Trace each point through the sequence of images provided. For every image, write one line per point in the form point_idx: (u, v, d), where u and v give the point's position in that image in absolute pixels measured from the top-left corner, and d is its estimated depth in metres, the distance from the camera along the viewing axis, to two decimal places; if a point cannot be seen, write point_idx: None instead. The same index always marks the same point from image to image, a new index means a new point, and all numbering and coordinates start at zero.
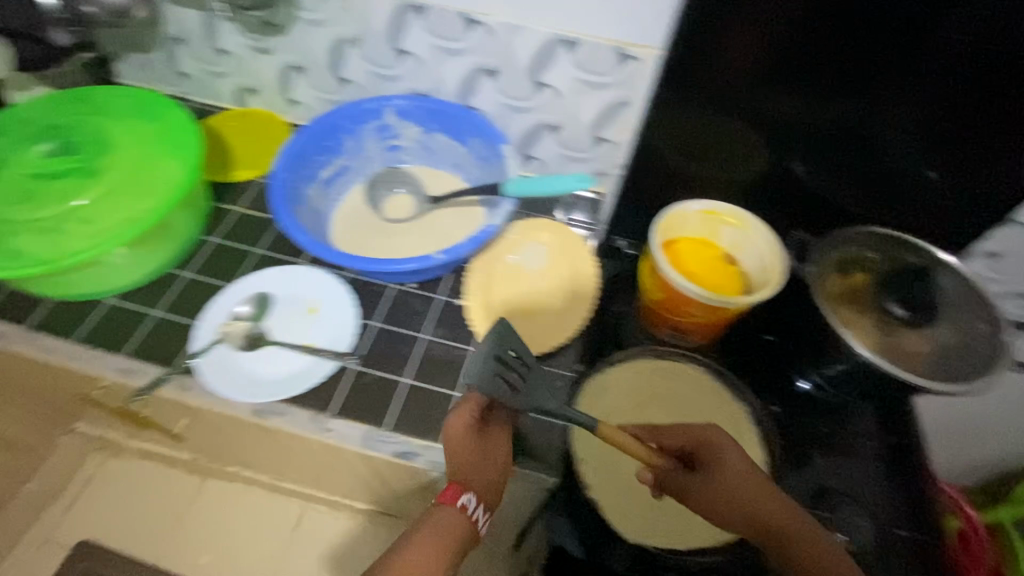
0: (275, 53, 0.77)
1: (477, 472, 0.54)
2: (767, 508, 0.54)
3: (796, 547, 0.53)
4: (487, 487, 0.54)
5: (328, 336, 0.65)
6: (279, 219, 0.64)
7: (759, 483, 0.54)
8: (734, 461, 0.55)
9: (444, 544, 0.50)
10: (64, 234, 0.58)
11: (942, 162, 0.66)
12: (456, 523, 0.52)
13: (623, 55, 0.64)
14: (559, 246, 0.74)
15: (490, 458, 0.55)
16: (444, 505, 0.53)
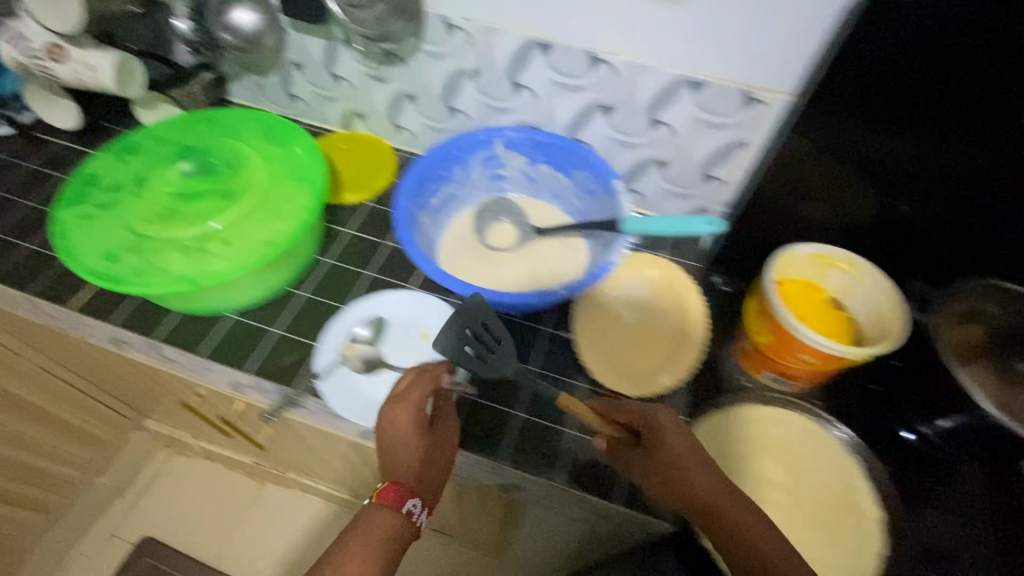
0: (390, 82, 0.79)
1: (412, 475, 0.56)
2: (703, 484, 0.54)
3: (732, 524, 0.52)
4: (430, 488, 0.57)
5: (442, 364, 0.66)
6: (405, 247, 0.66)
7: (700, 461, 0.55)
8: (678, 435, 0.56)
9: (380, 545, 0.54)
10: (206, 254, 0.60)
11: None
12: (395, 526, 0.54)
13: (749, 99, 0.64)
14: (665, 281, 0.72)
15: (433, 456, 0.57)
16: (386, 509, 0.55)
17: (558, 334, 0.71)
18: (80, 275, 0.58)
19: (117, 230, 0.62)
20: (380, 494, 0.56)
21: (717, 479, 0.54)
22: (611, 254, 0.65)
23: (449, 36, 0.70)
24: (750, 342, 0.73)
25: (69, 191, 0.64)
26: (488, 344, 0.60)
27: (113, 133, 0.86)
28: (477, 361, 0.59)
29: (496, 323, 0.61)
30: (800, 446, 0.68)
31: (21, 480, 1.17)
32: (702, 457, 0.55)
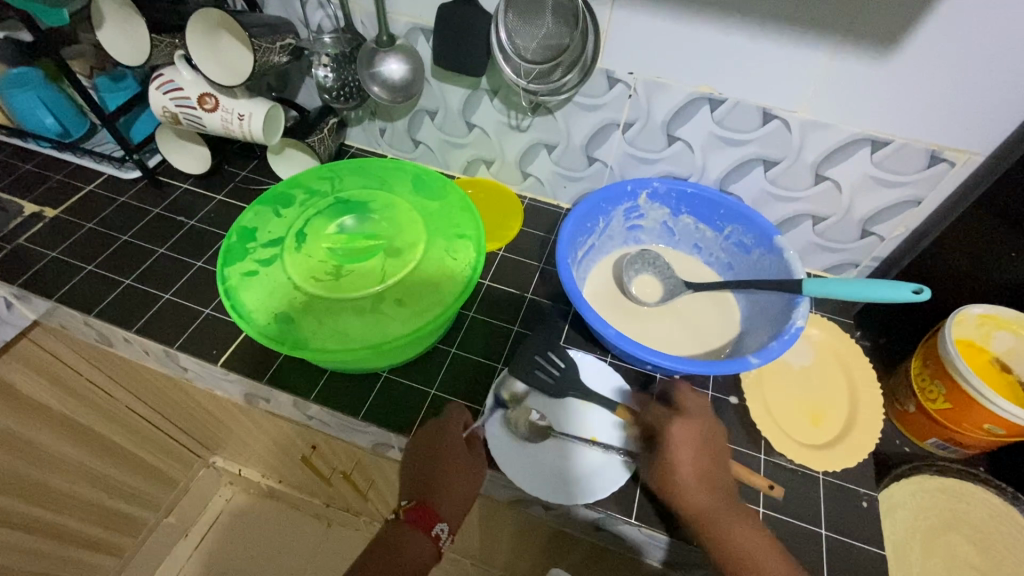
0: (529, 131, 0.77)
1: (444, 500, 0.57)
2: (697, 497, 0.53)
3: (723, 535, 0.52)
4: (457, 512, 0.57)
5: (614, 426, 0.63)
6: (578, 306, 0.62)
7: (701, 471, 0.55)
8: (688, 450, 0.55)
9: (405, 568, 0.55)
10: (382, 314, 0.58)
11: None
12: (422, 549, 0.56)
13: (935, 158, 0.63)
14: (824, 346, 0.71)
15: (467, 483, 0.58)
16: (416, 532, 0.56)
17: (718, 396, 0.67)
18: (256, 338, 0.56)
19: (284, 290, 0.59)
20: (409, 516, 0.57)
21: (717, 495, 0.54)
22: (795, 318, 0.62)
23: (610, 89, 0.69)
24: (913, 405, 0.67)
25: (231, 246, 0.63)
26: (551, 368, 0.65)
27: (237, 178, 0.86)
28: (547, 382, 0.64)
29: (559, 351, 0.66)
30: (985, 523, 0.65)
31: (112, 527, 1.12)
32: (710, 472, 0.55)
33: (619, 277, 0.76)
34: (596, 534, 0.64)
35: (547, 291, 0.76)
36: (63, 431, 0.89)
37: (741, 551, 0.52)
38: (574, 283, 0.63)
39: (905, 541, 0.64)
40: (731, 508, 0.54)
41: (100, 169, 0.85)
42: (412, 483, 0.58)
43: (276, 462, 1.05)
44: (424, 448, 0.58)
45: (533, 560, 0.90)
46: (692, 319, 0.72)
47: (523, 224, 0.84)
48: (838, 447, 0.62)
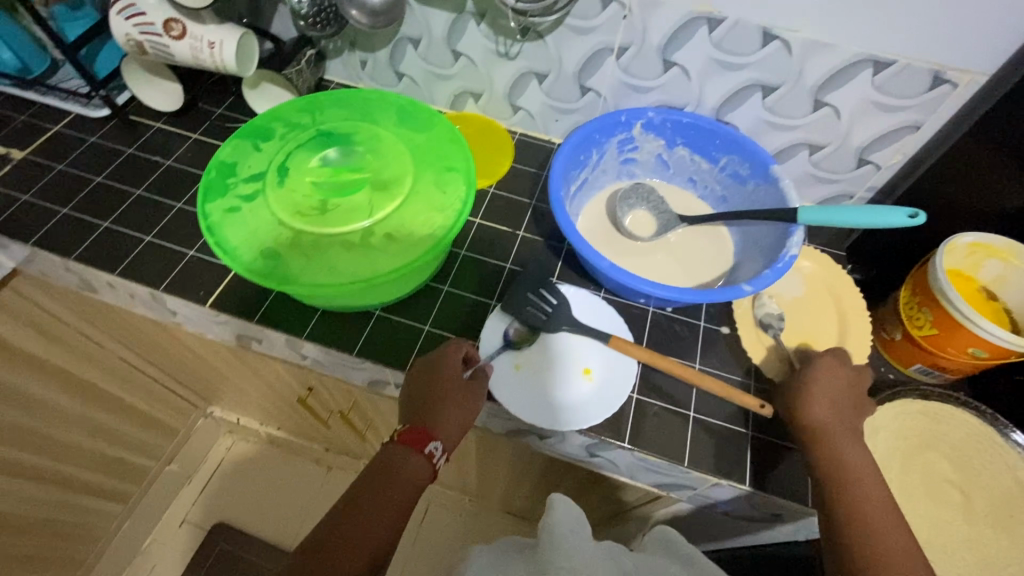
0: (518, 59, 0.74)
1: (439, 421, 0.56)
2: (821, 413, 0.55)
3: (839, 452, 0.53)
4: (451, 430, 0.56)
5: (610, 355, 0.64)
6: (574, 240, 0.61)
7: (837, 393, 0.56)
8: (831, 374, 0.57)
9: (400, 486, 0.54)
10: (372, 250, 0.57)
11: None
12: (417, 467, 0.55)
13: (937, 79, 0.61)
14: (817, 276, 0.71)
15: (462, 405, 0.57)
16: (410, 451, 0.56)
17: (710, 327, 0.68)
18: (242, 274, 0.55)
19: (269, 226, 0.58)
20: (402, 436, 0.56)
21: (840, 418, 0.55)
22: (790, 247, 0.61)
23: (603, 10, 0.65)
24: (900, 333, 0.69)
25: (210, 182, 0.60)
26: (545, 304, 0.65)
27: (212, 115, 0.82)
28: (539, 318, 0.64)
29: (552, 289, 0.66)
30: (963, 442, 0.66)
31: (115, 475, 1.13)
32: (843, 402, 0.56)
33: (613, 212, 0.74)
34: (587, 459, 0.66)
35: (539, 227, 0.75)
36: (57, 382, 0.88)
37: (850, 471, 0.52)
38: (567, 216, 0.62)
39: (886, 461, 0.65)
40: (851, 433, 0.55)
41: (66, 107, 0.80)
42: (409, 407, 0.58)
43: (272, 407, 1.06)
44: (423, 375, 0.58)
45: (529, 491, 0.93)
46: (686, 254, 0.71)
47: (514, 161, 0.81)
48: None
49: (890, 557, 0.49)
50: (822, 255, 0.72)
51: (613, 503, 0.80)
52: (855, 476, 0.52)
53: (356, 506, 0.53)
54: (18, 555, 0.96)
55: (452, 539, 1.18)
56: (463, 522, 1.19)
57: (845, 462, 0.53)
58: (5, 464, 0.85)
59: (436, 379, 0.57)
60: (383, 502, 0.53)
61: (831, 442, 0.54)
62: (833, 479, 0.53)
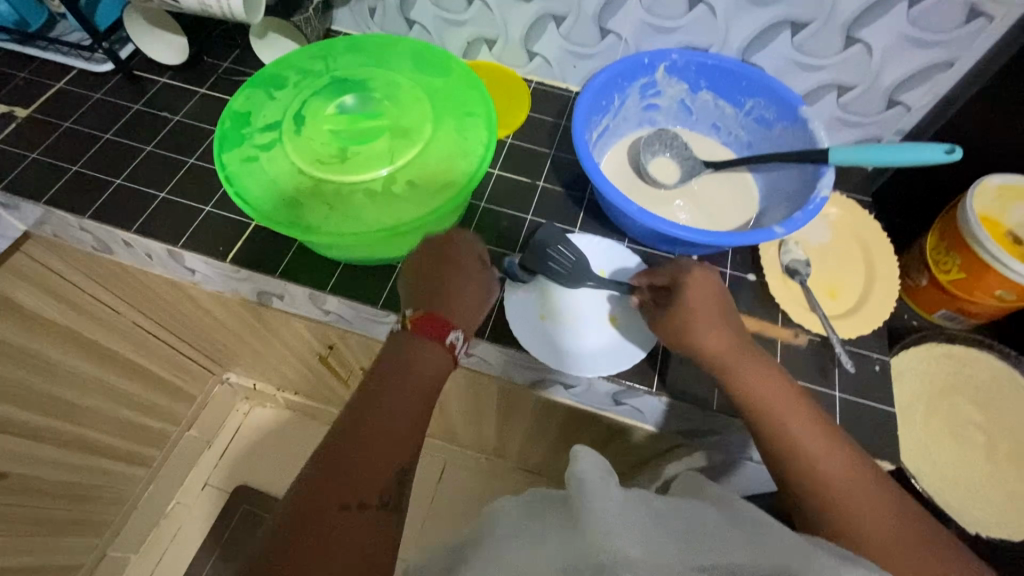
0: (535, 1, 0.71)
1: (457, 308, 0.52)
2: (714, 339, 0.52)
3: (742, 381, 0.51)
4: (469, 319, 0.53)
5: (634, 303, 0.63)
6: (599, 186, 0.59)
7: (716, 315, 0.53)
8: (704, 290, 0.54)
9: (418, 378, 0.48)
10: (393, 197, 0.56)
11: None
12: (439, 357, 0.50)
13: (976, 11, 0.58)
14: (842, 221, 0.70)
15: (478, 294, 0.54)
16: (427, 341, 0.50)
17: (735, 274, 0.66)
18: (262, 223, 0.54)
19: (288, 174, 0.56)
20: (415, 324, 0.50)
21: (737, 344, 0.53)
22: (819, 188, 0.59)
23: None
24: (925, 279, 0.68)
25: (225, 132, 0.59)
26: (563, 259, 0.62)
27: (219, 69, 0.80)
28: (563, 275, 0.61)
29: (567, 243, 0.62)
30: (987, 383, 0.67)
31: (136, 439, 1.15)
32: (724, 318, 0.54)
33: (635, 160, 0.73)
34: (612, 409, 0.67)
35: (559, 179, 0.73)
36: (77, 347, 0.88)
37: (760, 397, 0.50)
38: (593, 161, 0.60)
39: (911, 403, 0.66)
40: (752, 358, 0.52)
41: (67, 62, 0.78)
42: (420, 296, 0.53)
43: (289, 370, 1.06)
44: (432, 262, 0.55)
45: (547, 446, 0.95)
46: (710, 201, 0.70)
47: (531, 111, 0.79)
48: (857, 314, 0.62)
49: (833, 481, 0.46)
50: (846, 201, 0.71)
51: (633, 454, 0.81)
52: (771, 398, 0.50)
53: (369, 410, 0.46)
54: (48, 517, 0.98)
55: (469, 496, 1.21)
56: (479, 480, 1.22)
57: (751, 389, 0.50)
58: (30, 427, 0.86)
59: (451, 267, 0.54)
60: (399, 403, 0.47)
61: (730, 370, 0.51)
62: (750, 407, 0.50)
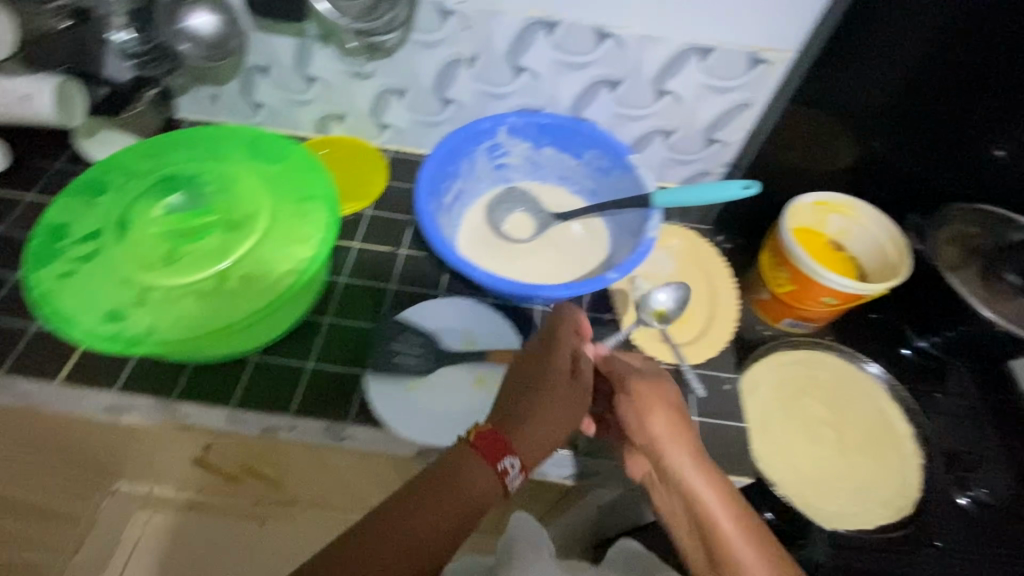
0: (373, 78, 0.73)
1: (526, 433, 0.49)
2: (679, 449, 0.51)
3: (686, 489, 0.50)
4: (535, 445, 0.49)
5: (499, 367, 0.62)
6: (445, 256, 0.61)
7: (679, 423, 0.53)
8: (658, 398, 0.54)
9: (459, 504, 0.45)
10: (229, 295, 0.54)
11: (1010, 143, 0.67)
12: (490, 486, 0.46)
13: (755, 60, 0.66)
14: (684, 250, 0.75)
15: (561, 420, 0.50)
16: (481, 460, 0.47)
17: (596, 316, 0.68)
18: (82, 343, 0.50)
19: (112, 286, 0.53)
20: (476, 439, 0.48)
21: (696, 453, 0.52)
22: (649, 229, 0.64)
23: (443, 23, 0.65)
24: (767, 292, 0.75)
25: (37, 249, 0.55)
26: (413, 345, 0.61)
27: (48, 171, 0.75)
28: (412, 365, 0.60)
29: (410, 327, 0.63)
30: (830, 381, 0.73)
31: None
32: (687, 426, 0.53)
33: (492, 218, 0.75)
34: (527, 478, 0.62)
35: (421, 242, 0.73)
36: None
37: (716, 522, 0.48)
38: (437, 233, 0.62)
39: (770, 412, 0.69)
40: (709, 468, 0.51)
41: None
42: (502, 405, 0.51)
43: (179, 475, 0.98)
44: (529, 372, 0.53)
45: None
46: (568, 249, 0.73)
47: (389, 180, 0.80)
48: (703, 338, 0.69)
49: None
50: (683, 231, 0.77)
51: None
52: (724, 521, 0.48)
53: (398, 522, 0.43)
54: None
55: None
56: None
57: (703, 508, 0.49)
58: None
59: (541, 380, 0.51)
60: (426, 522, 0.44)
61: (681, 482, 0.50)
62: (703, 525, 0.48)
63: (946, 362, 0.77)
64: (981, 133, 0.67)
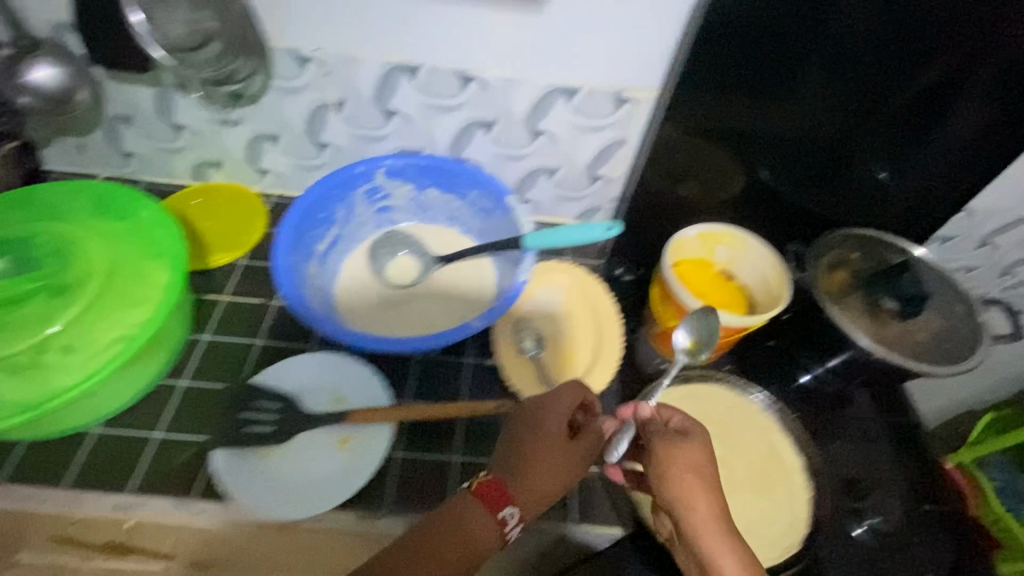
0: (242, 124, 0.70)
1: (525, 487, 0.50)
2: (700, 510, 0.47)
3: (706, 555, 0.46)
4: (535, 497, 0.50)
5: (366, 427, 0.58)
6: (300, 313, 0.58)
7: (708, 481, 0.48)
8: (687, 453, 0.49)
9: (458, 551, 0.48)
10: (47, 368, 0.50)
11: (888, 161, 0.71)
12: (487, 534, 0.49)
13: (620, 99, 0.66)
14: (574, 288, 0.72)
15: (559, 472, 0.51)
16: (483, 507, 0.50)
17: (476, 362, 0.66)
18: None
19: None
20: (480, 487, 0.51)
21: (722, 518, 0.48)
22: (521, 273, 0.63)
23: (301, 70, 0.64)
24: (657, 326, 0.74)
25: None
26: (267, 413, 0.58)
27: None
28: (264, 434, 0.57)
29: (271, 392, 0.60)
30: (725, 414, 0.71)
31: None
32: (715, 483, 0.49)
33: (372, 263, 0.72)
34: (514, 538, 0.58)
35: None
36: None
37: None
38: (293, 290, 0.59)
39: None
40: (732, 536, 0.47)
41: None
42: (507, 455, 0.52)
43: None
44: (535, 427, 0.52)
45: None
46: (451, 292, 0.71)
47: (270, 227, 0.77)
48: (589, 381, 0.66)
49: None
50: (571, 264, 0.73)
51: None
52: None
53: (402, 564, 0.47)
54: None
55: None
56: None
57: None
58: None
59: (542, 429, 0.52)
60: (428, 565, 0.47)
61: (703, 548, 0.47)
62: None
63: (849, 394, 0.78)
64: (864, 154, 0.71)
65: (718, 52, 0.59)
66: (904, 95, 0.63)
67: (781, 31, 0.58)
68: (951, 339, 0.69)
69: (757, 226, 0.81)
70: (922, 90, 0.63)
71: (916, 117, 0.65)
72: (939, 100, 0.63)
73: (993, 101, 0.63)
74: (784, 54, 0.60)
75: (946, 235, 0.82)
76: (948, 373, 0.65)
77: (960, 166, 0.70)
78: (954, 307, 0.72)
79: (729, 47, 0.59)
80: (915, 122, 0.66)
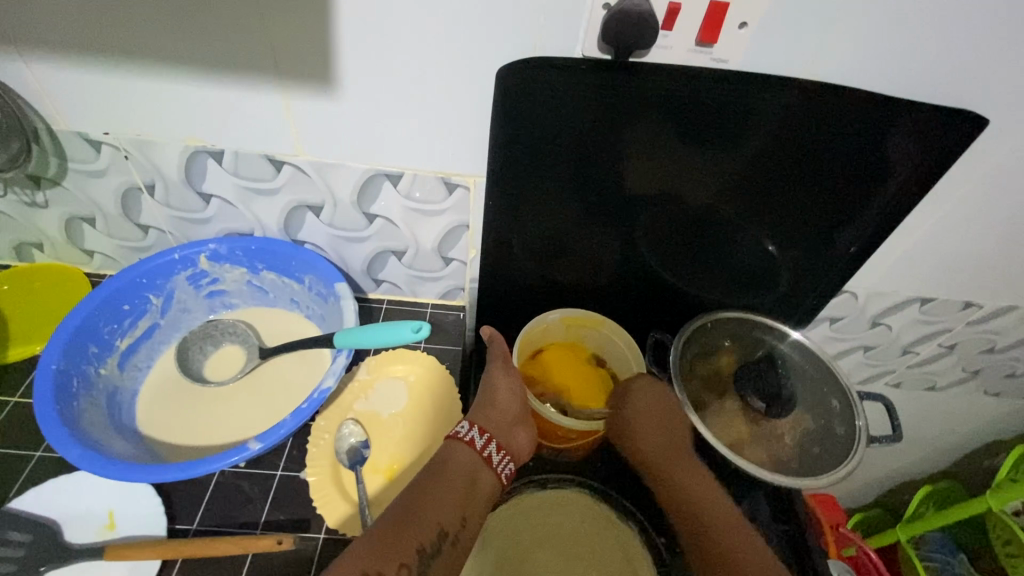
0: (51, 207, 0.64)
1: (483, 415, 0.57)
2: (653, 440, 0.60)
3: (671, 476, 0.59)
4: (493, 419, 0.57)
5: (131, 563, 0.51)
6: (44, 432, 0.51)
7: (663, 415, 0.61)
8: (648, 396, 0.62)
9: (449, 483, 0.51)
10: None
11: (779, 240, 0.67)
12: (464, 456, 0.54)
13: (450, 184, 0.61)
14: (417, 380, 0.66)
15: (511, 394, 0.58)
16: (452, 445, 0.55)
17: (288, 475, 0.59)
18: None
19: None
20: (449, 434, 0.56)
21: (679, 450, 0.60)
22: (329, 376, 0.56)
23: (98, 153, 0.59)
24: None
25: None
26: (12, 550, 0.51)
27: None
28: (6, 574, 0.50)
29: (26, 522, 0.53)
30: (576, 531, 0.60)
31: None
32: (668, 423, 0.61)
33: (189, 359, 0.66)
34: None
35: None
36: None
37: (691, 500, 0.56)
38: (49, 404, 0.52)
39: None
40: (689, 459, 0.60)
41: None
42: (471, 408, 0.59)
43: None
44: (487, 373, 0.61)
45: None
46: (273, 390, 0.64)
47: None
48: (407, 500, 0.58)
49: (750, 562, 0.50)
50: (414, 352, 0.68)
51: None
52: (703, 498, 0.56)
53: (411, 508, 0.49)
54: None
55: None
56: None
57: (684, 490, 0.57)
58: None
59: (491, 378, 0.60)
60: (436, 494, 0.50)
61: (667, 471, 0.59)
62: (683, 505, 0.57)
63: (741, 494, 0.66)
64: (744, 231, 0.66)
65: (558, 130, 0.55)
66: (799, 171, 0.60)
67: (636, 112, 0.53)
68: (826, 444, 0.61)
69: (630, 309, 0.75)
70: (820, 169, 0.59)
71: (811, 198, 0.62)
72: (800, 178, 0.60)
73: (857, 178, 0.60)
74: (637, 142, 0.56)
75: (833, 317, 0.77)
76: (820, 487, 0.57)
77: (845, 243, 0.66)
78: (832, 401, 0.64)
79: (561, 137, 0.55)
80: (812, 201, 0.62)
